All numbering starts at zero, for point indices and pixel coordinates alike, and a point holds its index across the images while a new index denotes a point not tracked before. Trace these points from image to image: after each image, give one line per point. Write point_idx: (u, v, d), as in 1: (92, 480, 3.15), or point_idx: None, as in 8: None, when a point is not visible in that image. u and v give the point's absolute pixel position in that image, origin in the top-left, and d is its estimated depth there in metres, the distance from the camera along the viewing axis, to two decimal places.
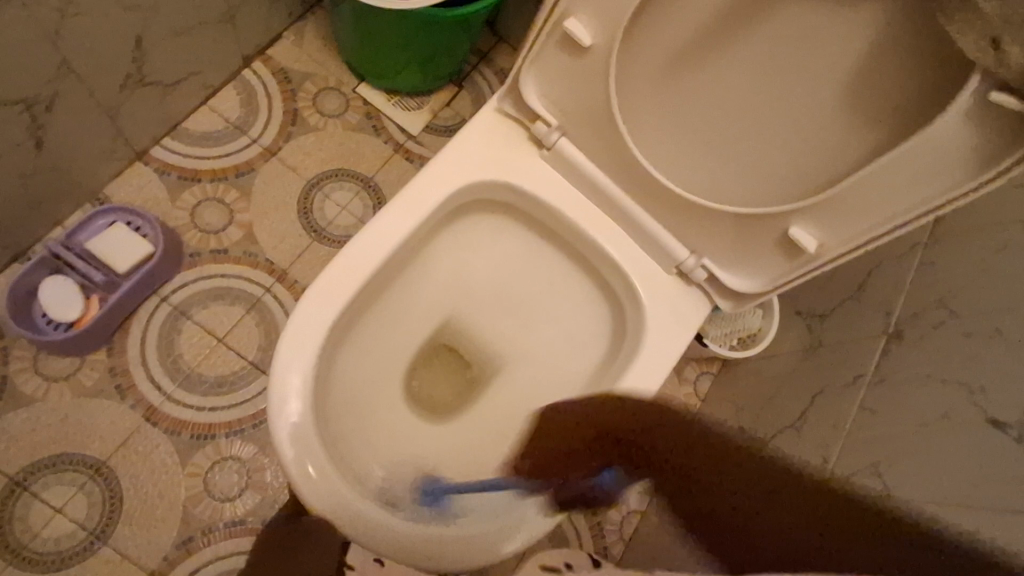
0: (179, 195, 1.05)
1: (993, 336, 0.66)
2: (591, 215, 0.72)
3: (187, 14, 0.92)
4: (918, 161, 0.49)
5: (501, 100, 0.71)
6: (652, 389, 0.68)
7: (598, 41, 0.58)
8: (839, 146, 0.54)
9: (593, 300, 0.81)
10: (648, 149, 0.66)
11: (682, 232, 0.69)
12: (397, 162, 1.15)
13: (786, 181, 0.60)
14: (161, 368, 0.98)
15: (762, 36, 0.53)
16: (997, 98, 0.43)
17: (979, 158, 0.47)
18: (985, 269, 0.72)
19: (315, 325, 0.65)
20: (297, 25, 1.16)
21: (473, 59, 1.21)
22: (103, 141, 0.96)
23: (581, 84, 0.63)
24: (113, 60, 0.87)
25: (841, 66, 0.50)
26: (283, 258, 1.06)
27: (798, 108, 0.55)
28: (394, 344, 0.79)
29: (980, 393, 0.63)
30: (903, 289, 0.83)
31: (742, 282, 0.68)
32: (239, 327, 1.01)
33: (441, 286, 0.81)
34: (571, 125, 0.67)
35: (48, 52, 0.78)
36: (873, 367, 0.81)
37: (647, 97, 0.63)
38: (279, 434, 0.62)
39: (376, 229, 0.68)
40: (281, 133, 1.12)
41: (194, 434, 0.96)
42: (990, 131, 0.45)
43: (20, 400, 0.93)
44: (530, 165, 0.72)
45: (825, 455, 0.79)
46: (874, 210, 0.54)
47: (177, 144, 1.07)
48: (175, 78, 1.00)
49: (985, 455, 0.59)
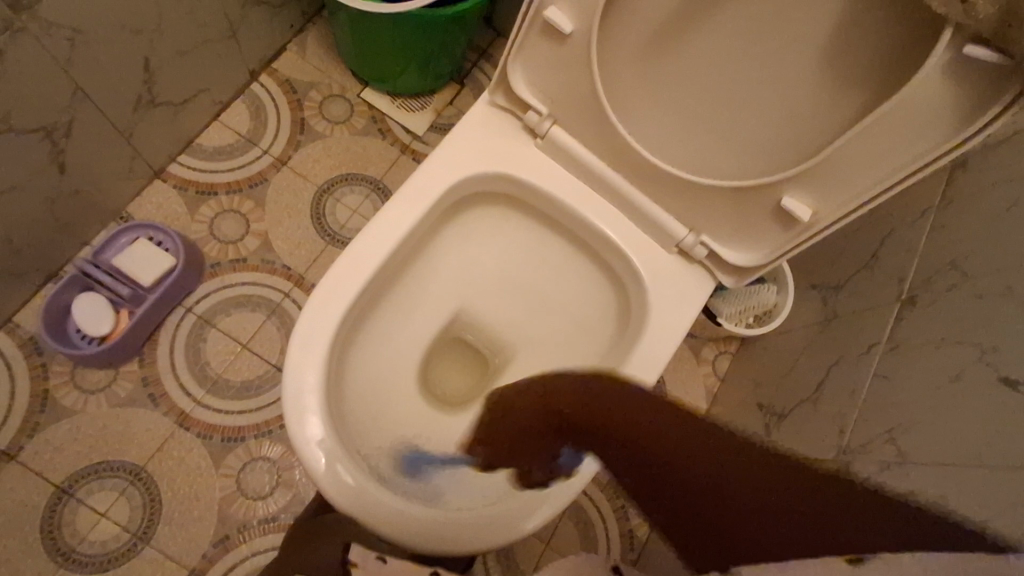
0: (197, 209, 1.09)
1: (1005, 294, 0.65)
2: (589, 200, 0.73)
3: (190, 33, 0.95)
4: (904, 119, 0.49)
5: (492, 93, 0.72)
6: (658, 368, 0.69)
7: (578, 28, 0.59)
8: (827, 108, 0.54)
9: (599, 285, 0.82)
10: (638, 133, 0.67)
11: (679, 211, 0.69)
12: (403, 163, 1.17)
13: (776, 155, 0.60)
14: (190, 376, 1.02)
15: (734, 15, 0.53)
16: (971, 52, 0.42)
17: (966, 111, 0.46)
18: (1000, 225, 0.70)
19: (325, 324, 0.67)
20: (299, 37, 1.19)
21: (473, 56, 1.22)
22: (121, 162, 1.00)
23: (565, 71, 0.64)
24: (123, 83, 0.90)
25: (814, 40, 0.51)
26: (300, 263, 1.09)
27: (778, 83, 0.55)
28: (408, 338, 0.82)
29: (991, 351, 0.62)
30: (916, 255, 0.82)
31: (743, 255, 0.69)
32: (261, 334, 1.05)
33: (449, 279, 0.84)
34: (562, 113, 0.68)
35: (63, 81, 0.81)
36: (887, 334, 0.80)
37: (632, 80, 0.63)
38: (297, 428, 0.65)
39: (380, 227, 0.70)
40: (290, 142, 1.15)
41: (224, 437, 1.00)
42: (968, 84, 0.45)
43: (61, 413, 0.98)
44: (527, 155, 0.73)
45: (842, 426, 0.78)
46: (864, 177, 0.54)
47: (192, 161, 1.11)
48: (185, 97, 1.03)
49: (998, 413, 0.58)
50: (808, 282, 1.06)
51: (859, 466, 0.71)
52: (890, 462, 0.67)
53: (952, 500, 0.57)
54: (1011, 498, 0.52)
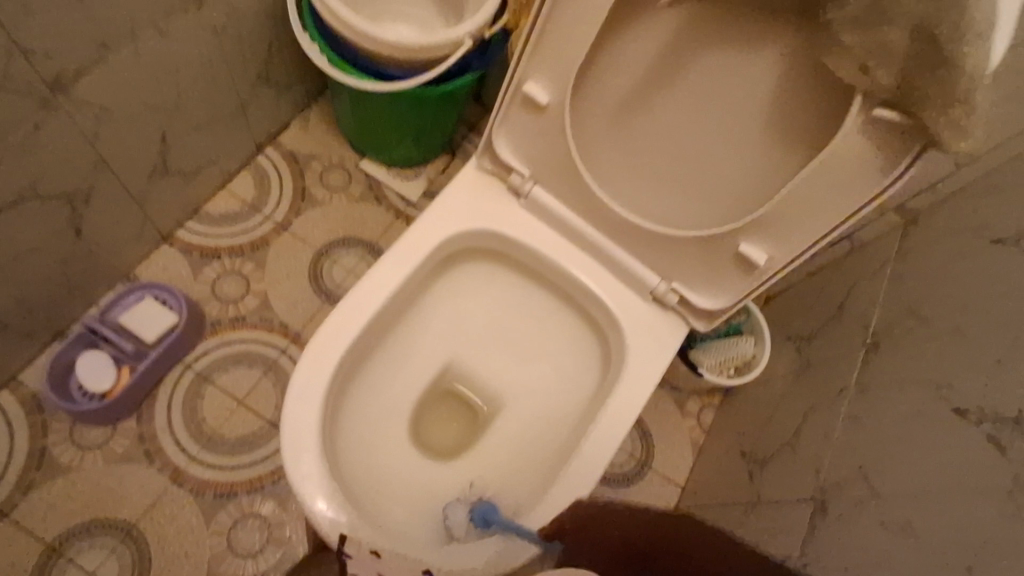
0: (200, 271, 1.15)
1: (955, 334, 0.70)
2: (570, 253, 0.79)
3: (205, 109, 1.04)
4: (835, 173, 0.55)
5: (480, 158, 0.79)
6: (636, 410, 0.73)
7: (554, 99, 0.67)
8: (774, 164, 0.61)
9: (582, 335, 0.87)
10: (611, 191, 0.74)
11: (652, 262, 0.75)
12: (398, 228, 1.24)
13: (733, 208, 0.67)
14: (186, 432, 1.04)
15: (688, 85, 0.61)
16: (880, 113, 0.50)
17: (886, 164, 0.53)
18: (948, 273, 0.76)
19: (322, 369, 0.71)
20: (304, 113, 1.29)
21: (464, 129, 1.32)
22: (132, 227, 1.07)
23: (543, 138, 0.71)
24: (139, 154, 0.98)
25: (757, 105, 0.59)
26: (297, 322, 1.14)
27: (731, 143, 0.63)
28: (400, 388, 0.86)
29: (946, 387, 0.67)
30: (877, 303, 0.88)
31: (711, 300, 0.74)
32: (257, 390, 1.08)
33: (440, 331, 0.89)
34: (541, 175, 0.75)
35: (86, 152, 0.89)
36: (856, 378, 0.84)
37: (602, 143, 0.71)
38: (293, 470, 0.67)
39: (376, 279, 0.75)
40: (291, 208, 1.22)
41: (216, 494, 1.01)
42: (886, 142, 0.52)
43: (56, 470, 0.99)
44: (511, 212, 0.79)
45: (818, 467, 0.81)
46: (808, 224, 0.61)
47: (199, 226, 1.18)
48: (195, 167, 1.11)
49: (953, 443, 0.62)
50: (784, 333, 1.11)
51: (835, 504, 0.73)
52: (863, 497, 0.69)
53: (918, 527, 0.60)
54: (967, 523, 0.55)
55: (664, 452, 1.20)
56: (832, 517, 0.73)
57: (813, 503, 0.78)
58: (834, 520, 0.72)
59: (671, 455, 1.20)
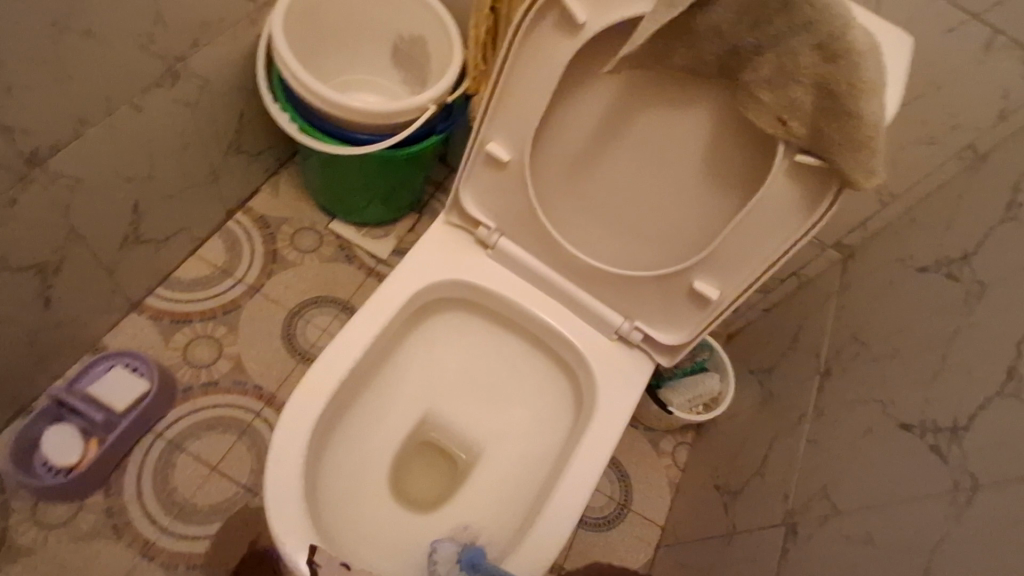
0: (171, 337, 1.15)
1: (894, 355, 0.76)
2: (537, 298, 0.83)
3: (177, 178, 1.07)
4: (769, 212, 0.62)
5: (448, 214, 0.84)
6: (609, 445, 0.76)
7: (515, 156, 0.72)
8: (716, 206, 0.67)
9: (554, 378, 0.90)
10: (572, 238, 0.79)
11: (615, 303, 0.80)
12: (369, 285, 1.27)
13: (685, 249, 0.72)
14: (157, 503, 1.02)
15: (635, 139, 0.68)
16: (802, 158, 0.57)
17: (812, 202, 0.60)
18: (884, 300, 0.83)
19: (302, 422, 0.72)
20: (273, 178, 1.33)
21: (430, 188, 1.38)
22: (102, 296, 1.07)
23: (506, 192, 0.76)
24: (112, 224, 1.00)
25: (697, 152, 0.65)
26: (270, 383, 1.14)
27: (677, 189, 0.69)
28: (378, 441, 0.87)
29: (891, 404, 0.72)
30: (827, 332, 0.94)
31: (671, 336, 0.79)
32: (231, 454, 1.07)
33: (415, 382, 0.91)
34: (506, 226, 0.80)
35: (60, 224, 0.91)
36: (813, 403, 0.89)
37: (561, 195, 0.76)
38: (274, 526, 0.67)
39: (352, 332, 0.78)
40: (262, 271, 1.24)
41: (190, 566, 0.99)
42: (810, 182, 0.59)
43: (18, 551, 0.95)
44: (480, 263, 0.84)
45: (785, 492, 0.85)
46: (751, 260, 0.66)
47: (169, 292, 1.18)
48: (167, 234, 1.13)
49: (900, 455, 0.67)
50: (747, 368, 1.17)
51: (802, 526, 0.77)
52: (826, 515, 0.73)
53: (875, 539, 0.64)
54: (916, 530, 0.60)
55: (641, 492, 1.21)
56: (800, 539, 0.76)
57: (783, 527, 0.81)
58: (802, 541, 0.75)
59: (648, 494, 1.21)
